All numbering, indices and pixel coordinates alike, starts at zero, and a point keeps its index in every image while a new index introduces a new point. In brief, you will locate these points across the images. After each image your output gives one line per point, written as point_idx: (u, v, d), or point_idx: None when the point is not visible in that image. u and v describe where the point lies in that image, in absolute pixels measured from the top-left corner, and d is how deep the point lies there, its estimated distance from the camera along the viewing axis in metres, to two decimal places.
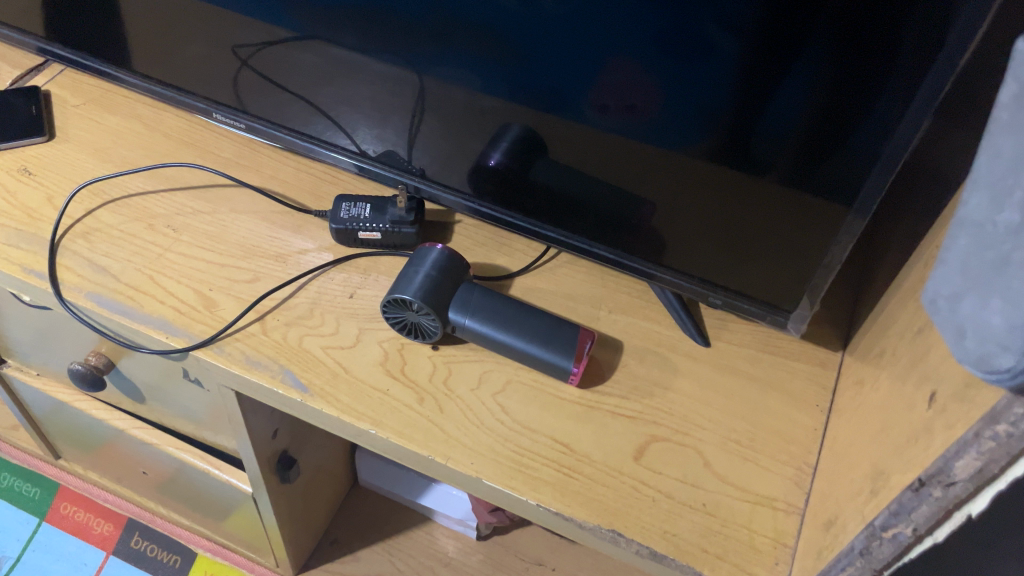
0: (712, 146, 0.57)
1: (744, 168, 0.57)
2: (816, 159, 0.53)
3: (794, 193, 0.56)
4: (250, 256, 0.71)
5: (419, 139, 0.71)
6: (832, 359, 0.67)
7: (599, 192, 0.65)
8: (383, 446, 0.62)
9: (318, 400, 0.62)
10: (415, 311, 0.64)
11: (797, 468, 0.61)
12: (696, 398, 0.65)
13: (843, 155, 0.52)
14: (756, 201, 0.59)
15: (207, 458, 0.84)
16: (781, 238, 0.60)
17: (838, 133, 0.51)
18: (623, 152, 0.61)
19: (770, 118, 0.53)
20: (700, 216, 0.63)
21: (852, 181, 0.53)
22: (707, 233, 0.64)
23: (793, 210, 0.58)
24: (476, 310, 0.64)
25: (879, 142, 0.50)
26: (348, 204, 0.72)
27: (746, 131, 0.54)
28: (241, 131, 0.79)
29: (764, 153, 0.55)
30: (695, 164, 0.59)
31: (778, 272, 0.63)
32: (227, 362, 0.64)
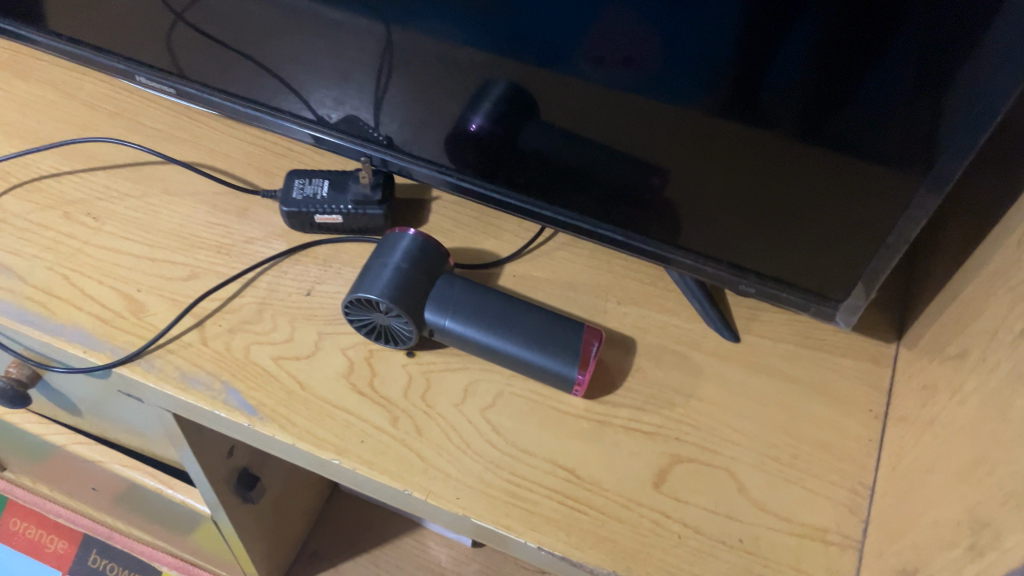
0: (742, 104, 0.45)
1: (775, 133, 0.46)
2: (870, 119, 0.42)
3: (842, 163, 0.45)
4: (186, 248, 0.59)
5: (387, 101, 0.58)
6: (885, 353, 0.57)
7: (601, 164, 0.54)
8: (350, 478, 0.51)
9: (269, 425, 0.51)
10: (382, 312, 0.53)
11: (851, 490, 0.51)
12: (725, 407, 0.54)
13: (904, 112, 0.41)
14: (795, 173, 0.47)
15: (159, 476, 0.74)
16: (831, 218, 0.49)
17: (895, 83, 0.40)
18: (624, 115, 0.49)
19: (801, 69, 0.42)
20: (729, 188, 0.51)
21: (923, 146, 0.42)
22: (737, 208, 0.52)
23: (847, 181, 0.46)
24: (456, 309, 0.53)
25: (952, 92, 0.39)
26: (302, 181, 0.60)
27: (770, 88, 0.43)
28: (172, 97, 0.66)
29: (798, 115, 0.44)
30: (713, 128, 0.47)
31: (826, 256, 0.51)
32: (157, 380, 0.52)
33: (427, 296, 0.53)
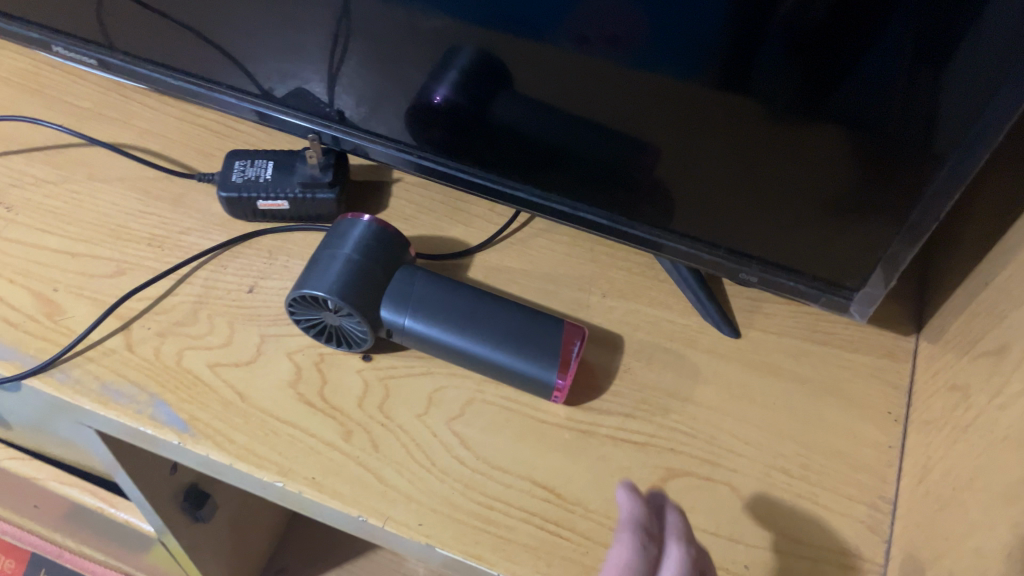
0: (740, 64, 0.38)
1: (770, 117, 0.40)
2: (878, 94, 0.36)
3: (852, 147, 0.39)
4: (112, 240, 0.52)
5: (341, 74, 0.50)
6: (903, 348, 0.50)
7: (581, 153, 0.47)
8: (297, 503, 0.44)
9: (202, 442, 0.44)
10: (331, 312, 0.46)
11: (869, 505, 0.44)
12: (725, 412, 0.48)
13: (916, 82, 0.35)
14: (802, 146, 0.41)
15: (100, 494, 0.67)
16: (843, 208, 0.43)
17: (903, 49, 0.34)
18: (602, 95, 0.43)
19: (793, 41, 0.36)
20: (726, 165, 0.44)
21: (956, 110, 0.35)
22: (736, 188, 0.45)
23: (864, 153, 0.39)
24: (417, 306, 0.46)
25: (970, 54, 0.33)
26: (243, 162, 0.53)
27: (760, 64, 0.37)
28: (94, 70, 0.57)
29: (795, 94, 0.38)
30: (701, 110, 0.41)
31: (838, 247, 0.45)
32: (74, 394, 0.45)
33: (383, 293, 0.47)
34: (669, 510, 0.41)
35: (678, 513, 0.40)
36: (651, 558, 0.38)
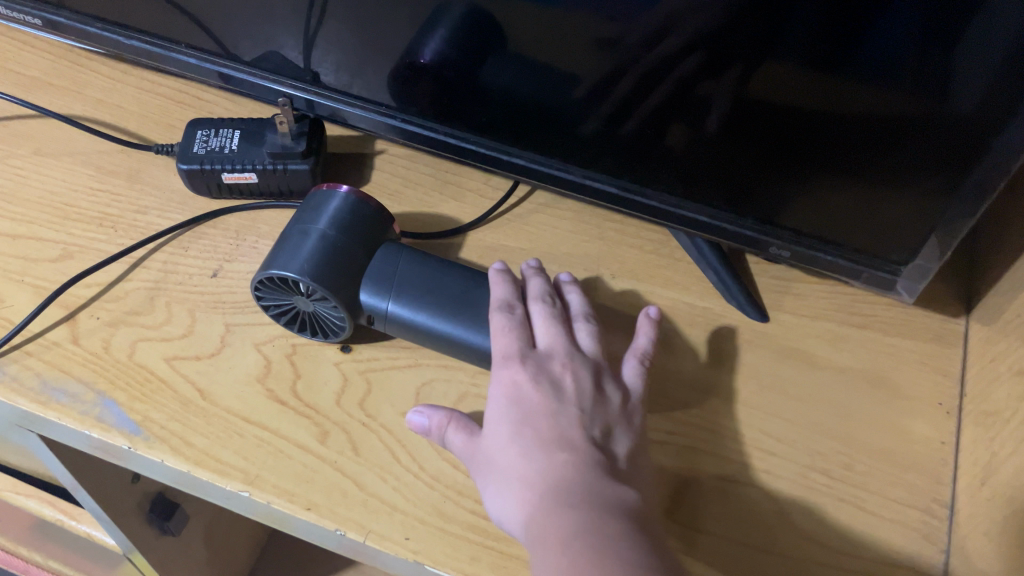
0: (746, 31, 0.34)
1: (768, 94, 0.36)
2: (886, 70, 0.32)
3: (872, 124, 0.35)
4: (59, 220, 0.46)
5: (311, 31, 0.44)
6: (951, 331, 0.45)
7: (575, 136, 0.43)
8: (267, 515, 0.38)
9: (155, 447, 0.38)
10: (303, 296, 0.40)
11: (922, 510, 0.39)
12: (753, 406, 0.42)
13: (933, 53, 0.31)
14: (815, 121, 0.36)
15: (61, 505, 0.61)
16: (859, 194, 0.39)
17: (915, 16, 0.30)
18: (592, 75, 0.39)
19: (789, 11, 0.32)
20: (734, 146, 0.39)
21: (989, 79, 0.31)
22: (750, 170, 0.40)
23: (888, 129, 0.35)
24: (402, 287, 0.41)
25: (989, 20, 0.29)
26: (206, 132, 0.47)
27: (753, 39, 0.34)
28: (40, 32, 0.51)
29: (797, 69, 0.34)
30: (700, 85, 0.37)
31: (870, 228, 0.40)
32: (9, 394, 0.40)
33: (363, 273, 0.41)
34: (530, 277, 0.42)
35: (540, 275, 0.42)
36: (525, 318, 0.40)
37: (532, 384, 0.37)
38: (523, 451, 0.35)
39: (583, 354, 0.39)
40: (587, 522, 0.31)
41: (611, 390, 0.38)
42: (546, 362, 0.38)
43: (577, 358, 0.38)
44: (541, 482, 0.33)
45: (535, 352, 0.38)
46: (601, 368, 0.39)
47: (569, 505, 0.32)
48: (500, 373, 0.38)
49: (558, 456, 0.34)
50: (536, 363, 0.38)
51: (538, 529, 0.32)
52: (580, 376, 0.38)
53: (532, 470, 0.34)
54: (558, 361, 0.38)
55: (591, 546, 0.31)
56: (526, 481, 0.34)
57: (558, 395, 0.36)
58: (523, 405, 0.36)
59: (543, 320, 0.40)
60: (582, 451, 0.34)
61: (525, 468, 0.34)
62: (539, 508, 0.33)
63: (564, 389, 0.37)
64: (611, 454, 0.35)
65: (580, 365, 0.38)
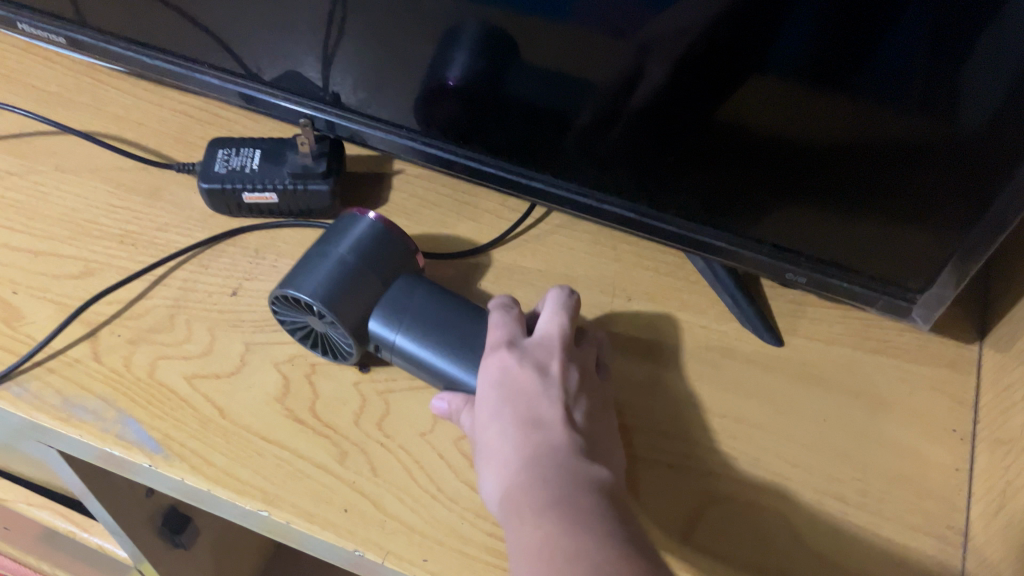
0: (757, 50, 0.34)
1: (779, 114, 0.36)
2: (893, 88, 0.33)
3: (883, 143, 0.35)
4: (81, 237, 0.47)
5: (333, 51, 0.45)
6: (965, 357, 0.45)
7: (592, 159, 0.43)
8: (285, 535, 0.39)
9: (175, 465, 0.39)
10: (316, 317, 0.41)
11: (938, 536, 0.39)
12: (769, 430, 0.42)
13: (942, 71, 0.31)
14: (823, 140, 0.37)
15: (72, 517, 0.61)
16: (870, 210, 0.39)
17: (924, 28, 0.30)
18: (609, 91, 0.39)
19: (795, 27, 0.32)
20: (744, 164, 0.40)
21: (1002, 97, 0.31)
22: (758, 188, 0.41)
23: (898, 149, 0.35)
24: (412, 321, 0.40)
25: (999, 34, 0.29)
26: (227, 151, 0.48)
27: (765, 57, 0.34)
28: (64, 50, 0.52)
29: (811, 85, 0.34)
30: (711, 103, 0.37)
31: (888, 249, 0.40)
32: (31, 410, 0.40)
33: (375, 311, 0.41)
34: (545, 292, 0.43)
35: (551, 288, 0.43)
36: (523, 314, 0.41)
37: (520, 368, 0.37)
38: (507, 432, 0.35)
39: (574, 349, 0.40)
40: (560, 495, 0.32)
41: (592, 384, 0.39)
42: (534, 349, 0.39)
43: (566, 350, 0.39)
44: (519, 458, 0.34)
45: (530, 339, 0.39)
46: (587, 367, 0.40)
47: (545, 479, 0.33)
48: (488, 357, 0.38)
49: (537, 436, 0.35)
50: (525, 349, 0.38)
51: (514, 505, 0.33)
52: (566, 364, 0.38)
53: (511, 448, 0.35)
54: (549, 348, 0.39)
55: (562, 515, 0.31)
56: (506, 460, 0.34)
57: (544, 379, 0.37)
58: (510, 385, 0.37)
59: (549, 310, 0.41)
60: (564, 432, 0.35)
61: (503, 447, 0.35)
62: (520, 480, 0.33)
63: (550, 375, 0.37)
64: (592, 442, 0.36)
65: (568, 358, 0.39)
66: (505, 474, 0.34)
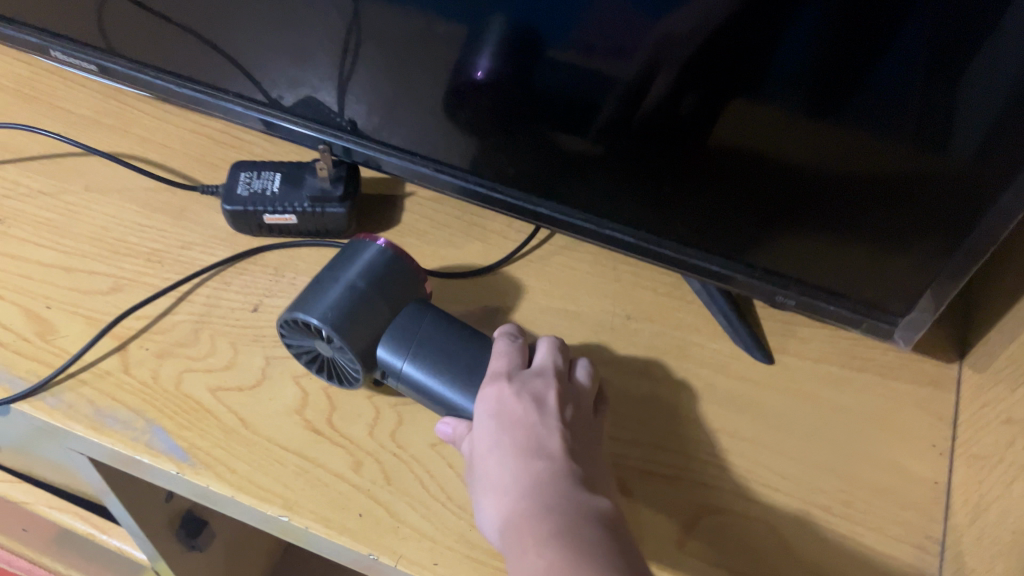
0: (750, 90, 0.36)
1: (773, 149, 0.39)
2: (882, 128, 0.35)
3: (872, 176, 0.38)
4: (109, 255, 0.49)
5: (350, 80, 0.47)
6: (945, 376, 0.48)
7: (594, 176, 0.45)
8: (303, 539, 0.41)
9: (201, 473, 0.41)
10: (325, 344, 0.43)
11: (917, 546, 0.41)
12: (759, 444, 0.45)
13: (929, 114, 0.34)
14: (815, 172, 0.39)
15: (92, 519, 0.64)
16: (860, 237, 0.41)
17: (917, 63, 0.32)
18: (613, 110, 0.41)
19: (789, 71, 0.35)
20: (742, 192, 0.42)
21: (984, 139, 0.33)
22: (753, 214, 0.43)
23: (887, 182, 0.37)
24: (420, 348, 0.42)
25: (988, 70, 0.31)
26: (249, 174, 0.50)
27: (762, 97, 0.36)
28: (95, 76, 0.55)
29: (806, 112, 0.36)
30: (709, 136, 0.40)
31: (871, 272, 0.43)
32: (66, 420, 0.42)
33: (382, 338, 0.43)
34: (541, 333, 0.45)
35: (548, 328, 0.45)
36: (523, 346, 0.43)
37: (518, 398, 0.40)
38: (506, 461, 0.38)
39: (570, 384, 0.42)
40: (559, 524, 0.34)
41: (585, 414, 0.41)
42: (533, 380, 0.41)
43: (561, 383, 0.41)
44: (518, 487, 0.36)
45: (527, 371, 0.41)
46: (583, 398, 0.42)
47: (547, 509, 0.35)
48: (487, 388, 0.40)
49: (535, 465, 0.37)
50: (523, 381, 0.41)
51: (516, 532, 0.35)
52: (561, 395, 0.41)
53: (510, 477, 0.37)
54: (546, 381, 0.41)
55: (562, 544, 0.33)
56: (506, 488, 0.37)
57: (541, 409, 0.39)
58: (507, 416, 0.39)
59: (546, 349, 0.43)
60: (561, 459, 0.37)
61: (503, 476, 0.37)
62: (520, 509, 0.35)
63: (546, 405, 0.40)
64: (587, 468, 0.38)
65: (564, 390, 0.41)
66: (505, 503, 0.36)
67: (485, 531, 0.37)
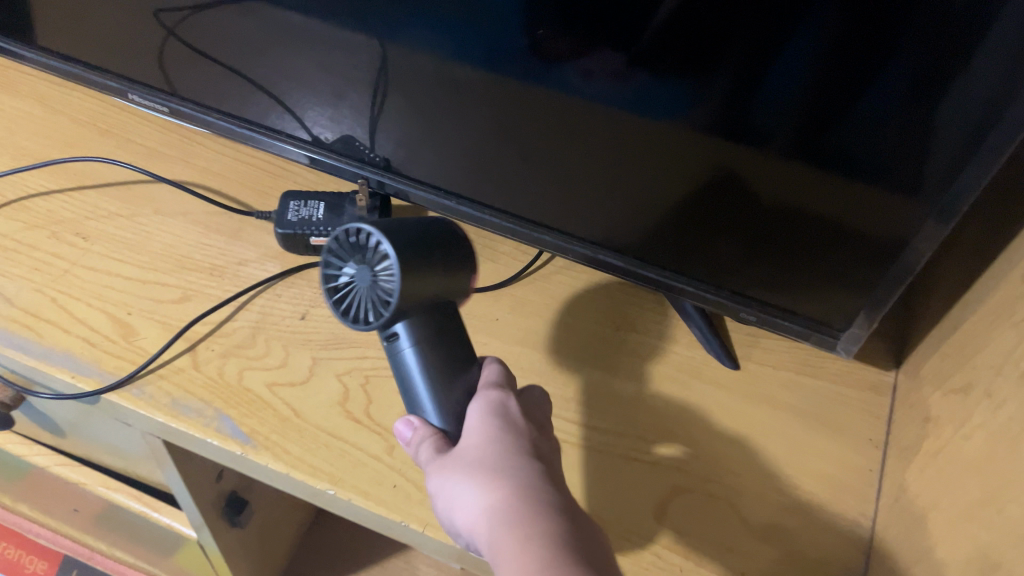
0: (729, 122, 0.43)
1: (748, 172, 0.45)
2: (841, 159, 0.42)
3: (832, 199, 0.44)
4: (178, 269, 0.58)
5: (381, 122, 0.56)
6: (884, 382, 0.57)
7: (594, 180, 0.52)
8: (346, 509, 0.50)
9: (261, 453, 0.50)
10: (370, 265, 0.40)
11: (852, 521, 0.50)
12: (726, 436, 0.54)
13: (881, 152, 0.40)
14: (782, 192, 0.45)
15: (144, 499, 0.72)
16: (817, 252, 0.48)
17: (875, 109, 0.39)
18: (604, 152, 0.49)
19: (770, 105, 0.41)
20: (719, 209, 0.49)
21: (923, 176, 0.40)
22: (727, 229, 0.50)
23: (844, 205, 0.44)
24: (427, 347, 0.44)
25: (949, 106, 0.37)
26: (298, 202, 0.59)
27: (742, 129, 0.43)
28: (165, 115, 0.64)
29: (786, 129, 0.42)
30: (693, 158, 0.46)
31: (821, 289, 0.51)
32: (148, 408, 0.51)
33: (418, 294, 0.41)
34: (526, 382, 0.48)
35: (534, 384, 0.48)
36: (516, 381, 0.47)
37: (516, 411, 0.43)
38: (502, 451, 0.40)
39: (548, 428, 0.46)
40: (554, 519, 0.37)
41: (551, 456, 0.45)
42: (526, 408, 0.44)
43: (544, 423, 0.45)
44: (513, 475, 0.39)
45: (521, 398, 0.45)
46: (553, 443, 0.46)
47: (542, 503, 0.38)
48: (489, 393, 0.43)
49: (530, 464, 0.40)
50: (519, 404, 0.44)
51: (509, 512, 0.37)
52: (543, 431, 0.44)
53: (505, 464, 0.39)
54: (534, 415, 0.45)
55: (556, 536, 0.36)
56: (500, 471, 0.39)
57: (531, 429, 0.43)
58: (507, 419, 0.42)
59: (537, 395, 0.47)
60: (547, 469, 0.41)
61: (498, 461, 0.39)
62: (507, 500, 0.37)
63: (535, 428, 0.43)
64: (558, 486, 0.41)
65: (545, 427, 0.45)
66: (489, 493, 0.38)
67: (461, 512, 0.39)
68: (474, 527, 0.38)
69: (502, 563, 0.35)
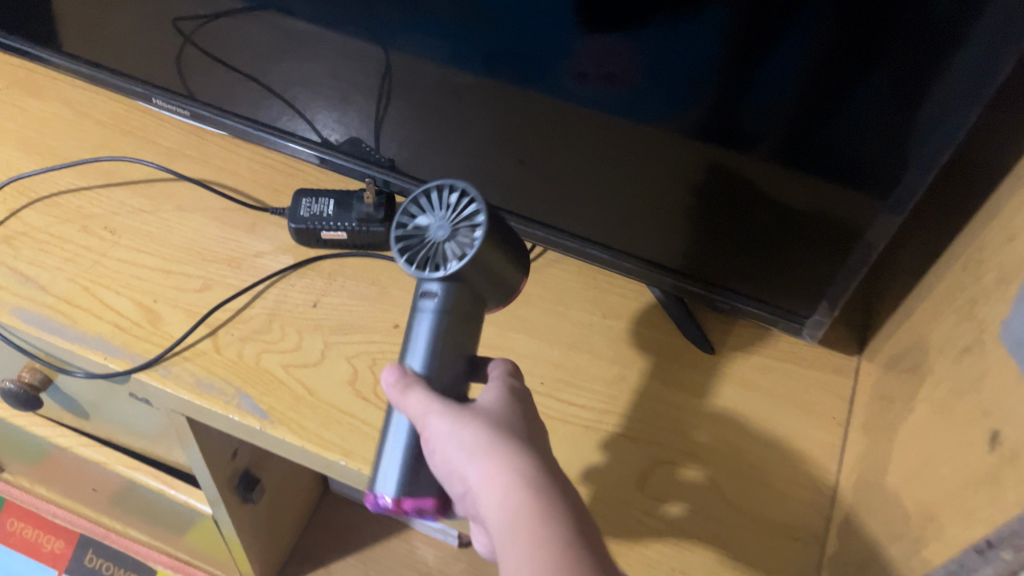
0: (711, 124, 0.48)
1: (732, 168, 0.50)
2: (812, 159, 0.46)
3: (804, 193, 0.48)
4: (199, 261, 0.63)
5: (386, 124, 0.61)
6: (848, 365, 0.62)
7: (587, 177, 0.56)
8: (355, 478, 0.54)
9: (278, 427, 0.55)
10: (450, 220, 0.45)
11: (816, 489, 0.55)
12: (702, 414, 0.59)
13: (848, 153, 0.45)
14: (760, 188, 0.50)
15: (161, 477, 0.77)
16: (793, 241, 0.53)
17: (840, 117, 0.43)
18: (591, 152, 0.54)
19: (750, 110, 0.45)
20: (702, 201, 0.53)
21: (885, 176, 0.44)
22: (708, 221, 0.55)
23: (814, 199, 0.48)
24: (451, 321, 0.46)
25: (907, 118, 0.41)
26: (310, 199, 0.64)
27: (725, 130, 0.47)
28: (186, 118, 0.69)
29: (764, 130, 0.46)
30: (680, 156, 0.51)
31: (790, 279, 0.56)
32: (174, 386, 0.56)
33: (487, 263, 0.45)
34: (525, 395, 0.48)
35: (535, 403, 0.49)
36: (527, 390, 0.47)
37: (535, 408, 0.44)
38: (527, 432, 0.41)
39: None
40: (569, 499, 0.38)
41: None
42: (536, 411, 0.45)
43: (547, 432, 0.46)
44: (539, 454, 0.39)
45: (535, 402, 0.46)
46: None
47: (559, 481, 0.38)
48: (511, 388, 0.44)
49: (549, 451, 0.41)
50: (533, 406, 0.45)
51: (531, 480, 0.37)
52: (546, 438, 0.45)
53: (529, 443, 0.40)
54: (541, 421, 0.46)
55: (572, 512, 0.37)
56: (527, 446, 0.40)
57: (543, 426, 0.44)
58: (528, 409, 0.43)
59: None
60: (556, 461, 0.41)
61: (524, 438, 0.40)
62: (529, 470, 0.38)
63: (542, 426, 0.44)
64: None
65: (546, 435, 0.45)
66: (508, 465, 0.38)
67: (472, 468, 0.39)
68: (485, 483, 0.38)
69: (522, 524, 0.35)
